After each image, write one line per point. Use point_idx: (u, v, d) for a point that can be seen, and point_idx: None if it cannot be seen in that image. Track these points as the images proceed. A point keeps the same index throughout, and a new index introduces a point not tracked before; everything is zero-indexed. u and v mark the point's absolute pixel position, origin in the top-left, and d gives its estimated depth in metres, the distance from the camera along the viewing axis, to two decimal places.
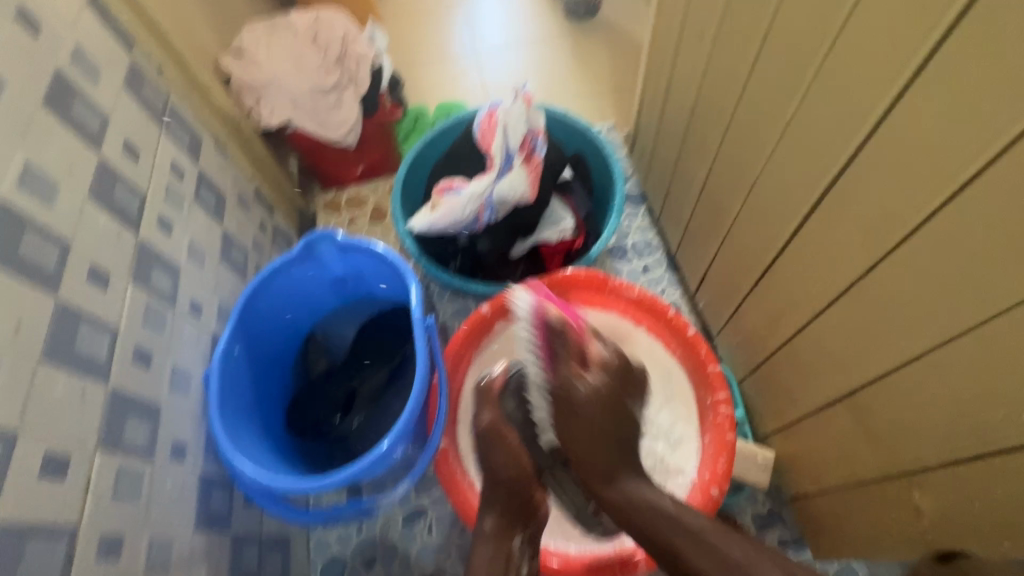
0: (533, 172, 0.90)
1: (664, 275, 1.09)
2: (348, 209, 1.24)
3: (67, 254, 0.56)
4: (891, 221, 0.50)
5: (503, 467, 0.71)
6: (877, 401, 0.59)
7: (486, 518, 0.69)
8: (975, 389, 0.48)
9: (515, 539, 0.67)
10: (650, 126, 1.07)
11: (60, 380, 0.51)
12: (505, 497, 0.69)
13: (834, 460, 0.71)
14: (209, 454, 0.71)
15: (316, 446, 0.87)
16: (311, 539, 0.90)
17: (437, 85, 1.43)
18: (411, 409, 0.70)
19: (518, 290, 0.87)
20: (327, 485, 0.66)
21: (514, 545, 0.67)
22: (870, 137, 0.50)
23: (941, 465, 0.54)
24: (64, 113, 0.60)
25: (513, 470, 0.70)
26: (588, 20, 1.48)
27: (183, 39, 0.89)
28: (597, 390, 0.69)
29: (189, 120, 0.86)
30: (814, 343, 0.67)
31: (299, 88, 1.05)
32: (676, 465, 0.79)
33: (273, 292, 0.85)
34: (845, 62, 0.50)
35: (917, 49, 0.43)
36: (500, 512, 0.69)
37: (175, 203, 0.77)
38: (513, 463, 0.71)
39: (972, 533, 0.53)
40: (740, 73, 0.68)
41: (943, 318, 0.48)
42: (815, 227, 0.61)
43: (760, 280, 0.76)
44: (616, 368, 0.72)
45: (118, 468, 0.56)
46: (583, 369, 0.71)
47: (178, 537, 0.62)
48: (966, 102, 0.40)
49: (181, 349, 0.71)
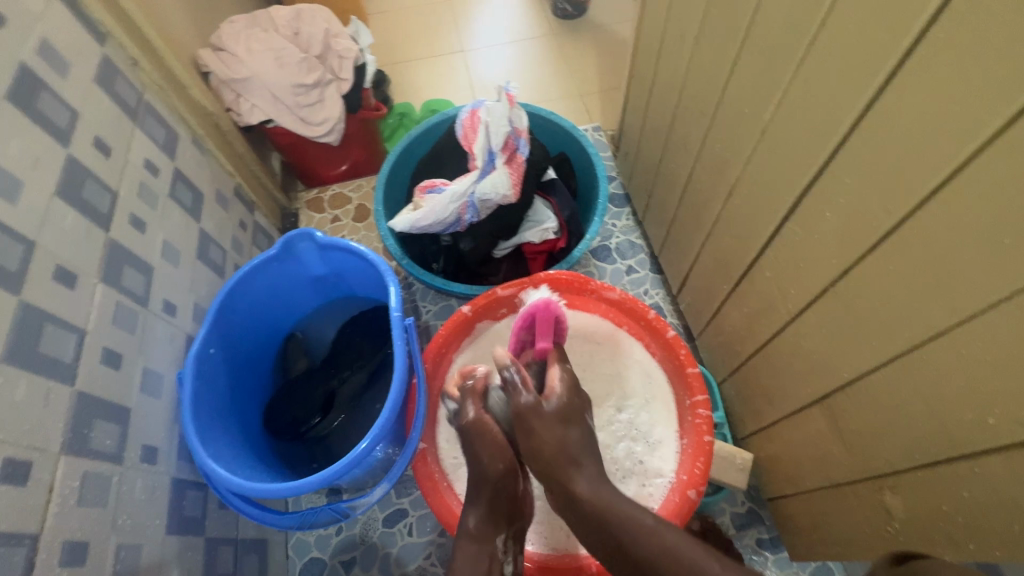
0: (515, 172, 0.88)
1: (647, 276, 1.09)
2: (331, 207, 1.23)
3: (31, 253, 0.55)
4: (864, 226, 0.51)
5: (491, 466, 0.69)
6: (851, 404, 0.60)
7: (470, 514, 0.68)
8: (943, 393, 0.48)
9: (499, 536, 0.66)
10: (634, 127, 1.07)
11: (22, 381, 0.50)
12: (489, 495, 0.68)
13: (810, 462, 0.71)
14: (182, 456, 0.70)
15: (294, 447, 0.86)
16: (290, 541, 0.89)
17: (423, 83, 1.42)
18: (389, 411, 0.69)
19: (499, 290, 0.87)
20: (301, 488, 0.65)
21: (497, 543, 0.66)
22: (843, 143, 0.50)
23: (912, 468, 0.54)
24: (29, 107, 0.58)
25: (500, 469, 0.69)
26: (576, 20, 1.48)
27: (160, 32, 0.87)
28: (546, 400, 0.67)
29: (165, 115, 0.85)
30: (791, 346, 0.68)
31: (280, 82, 1.02)
32: (655, 466, 0.79)
33: (251, 292, 0.83)
34: (820, 68, 0.51)
35: (889, 56, 0.43)
36: (487, 506, 0.68)
37: (150, 201, 0.76)
38: (501, 454, 0.70)
39: (941, 536, 0.53)
40: (720, 76, 0.68)
41: (913, 322, 0.49)
42: (792, 231, 0.61)
43: (739, 283, 0.76)
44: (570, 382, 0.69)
45: (84, 472, 0.55)
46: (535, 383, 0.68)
47: (148, 542, 0.61)
48: (934, 110, 0.41)
49: (153, 349, 0.70)
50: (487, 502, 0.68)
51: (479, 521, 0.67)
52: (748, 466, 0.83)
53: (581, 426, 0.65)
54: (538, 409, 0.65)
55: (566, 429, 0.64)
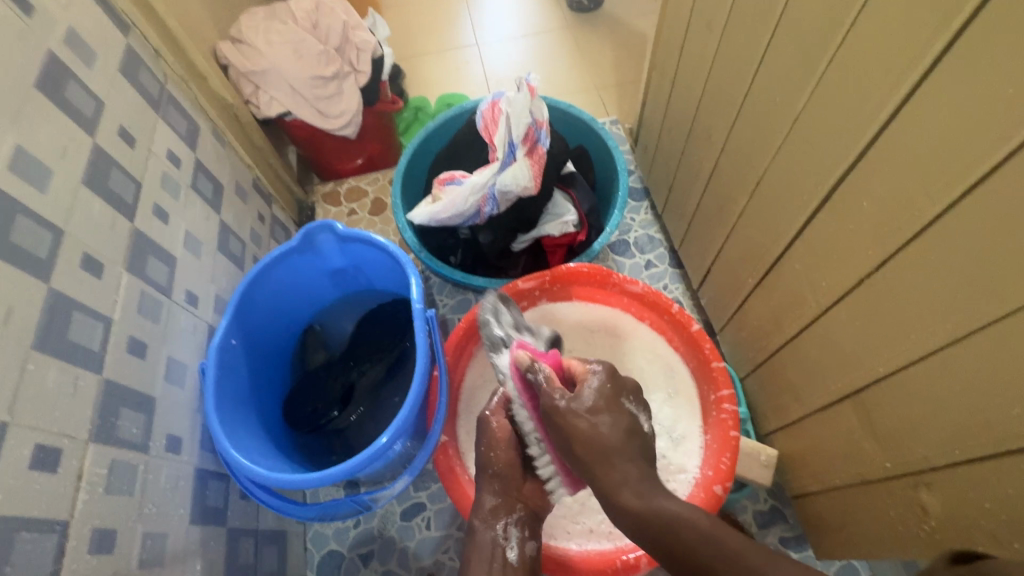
0: (535, 164, 0.87)
1: (666, 271, 1.08)
2: (347, 201, 1.23)
3: (60, 241, 0.55)
4: (905, 216, 0.49)
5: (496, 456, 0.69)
6: (884, 399, 0.59)
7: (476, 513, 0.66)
8: (986, 388, 0.47)
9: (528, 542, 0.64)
10: (654, 120, 1.05)
11: (52, 369, 0.50)
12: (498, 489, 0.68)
13: (838, 458, 0.70)
14: (205, 447, 0.70)
15: (314, 439, 0.86)
16: (309, 534, 0.89)
17: (439, 76, 1.41)
18: (411, 403, 0.69)
19: (521, 283, 0.85)
20: (325, 479, 0.65)
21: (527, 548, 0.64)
22: (882, 132, 0.49)
23: (952, 465, 0.53)
24: (57, 96, 0.59)
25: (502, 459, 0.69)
26: (592, 13, 1.47)
27: (182, 24, 0.87)
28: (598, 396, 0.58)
29: (186, 107, 0.85)
30: (820, 341, 0.66)
31: (298, 75, 1.02)
32: (678, 462, 0.78)
33: (270, 284, 0.83)
34: (859, 54, 0.49)
35: (935, 39, 0.42)
36: (501, 490, 0.68)
37: (172, 192, 0.76)
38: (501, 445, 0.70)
39: (980, 533, 0.52)
40: (749, 65, 0.67)
41: (956, 316, 0.47)
42: (824, 222, 0.60)
43: (766, 276, 0.75)
44: (609, 388, 0.59)
45: (112, 460, 0.55)
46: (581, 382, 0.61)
47: (172, 532, 0.61)
48: (987, 95, 0.39)
49: (176, 340, 0.70)
50: (495, 489, 0.67)
51: (494, 504, 0.67)
52: (772, 463, 0.82)
53: (616, 418, 0.57)
54: (566, 413, 0.58)
55: (609, 418, 0.57)
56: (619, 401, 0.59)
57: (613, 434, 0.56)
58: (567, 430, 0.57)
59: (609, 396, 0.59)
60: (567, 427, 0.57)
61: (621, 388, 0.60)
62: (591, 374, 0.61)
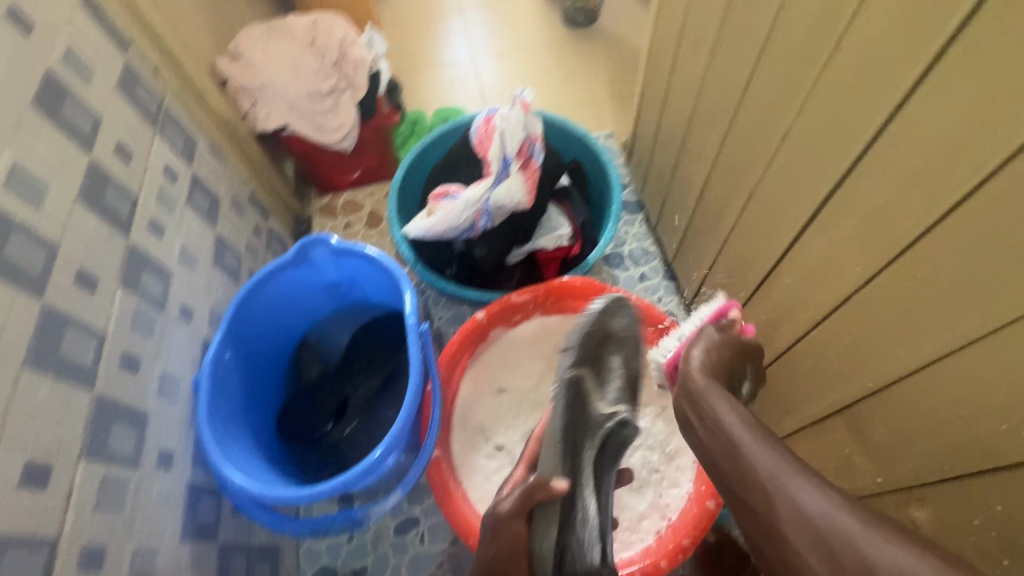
0: (529, 179, 0.89)
1: (661, 283, 1.08)
2: (344, 213, 1.23)
3: (54, 257, 0.55)
4: (890, 233, 0.50)
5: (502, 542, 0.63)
6: (874, 414, 0.59)
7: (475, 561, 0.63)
8: (971, 405, 0.48)
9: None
10: (648, 134, 1.06)
11: (45, 386, 0.50)
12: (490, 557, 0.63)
13: (830, 473, 0.70)
14: (197, 461, 0.70)
15: (307, 452, 0.86)
16: (302, 548, 0.89)
17: (435, 89, 1.43)
18: (404, 417, 0.69)
19: (514, 297, 0.87)
20: (317, 495, 0.64)
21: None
22: (867, 151, 0.50)
23: (941, 482, 0.53)
24: (55, 114, 0.59)
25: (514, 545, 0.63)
26: (587, 28, 1.49)
27: (181, 40, 0.88)
28: (715, 350, 0.62)
29: (183, 122, 0.86)
30: (811, 355, 0.67)
31: (296, 91, 1.03)
32: (671, 476, 0.79)
33: (265, 297, 0.83)
34: (845, 73, 0.50)
35: (917, 61, 0.43)
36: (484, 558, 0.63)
37: (168, 206, 0.76)
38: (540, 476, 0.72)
39: (970, 548, 0.52)
40: (739, 82, 0.68)
41: (940, 332, 0.48)
42: (813, 238, 0.61)
43: (757, 290, 0.75)
44: (727, 344, 0.63)
45: (102, 477, 0.54)
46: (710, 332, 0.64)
47: (163, 549, 0.61)
48: (963, 118, 0.41)
49: (170, 354, 0.70)
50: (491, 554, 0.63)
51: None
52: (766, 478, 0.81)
53: (731, 353, 0.62)
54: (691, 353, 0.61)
55: (708, 352, 0.61)
56: (730, 357, 0.62)
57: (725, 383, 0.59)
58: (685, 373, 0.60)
59: (721, 353, 0.61)
60: (683, 359, 0.61)
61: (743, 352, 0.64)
62: (703, 335, 0.65)
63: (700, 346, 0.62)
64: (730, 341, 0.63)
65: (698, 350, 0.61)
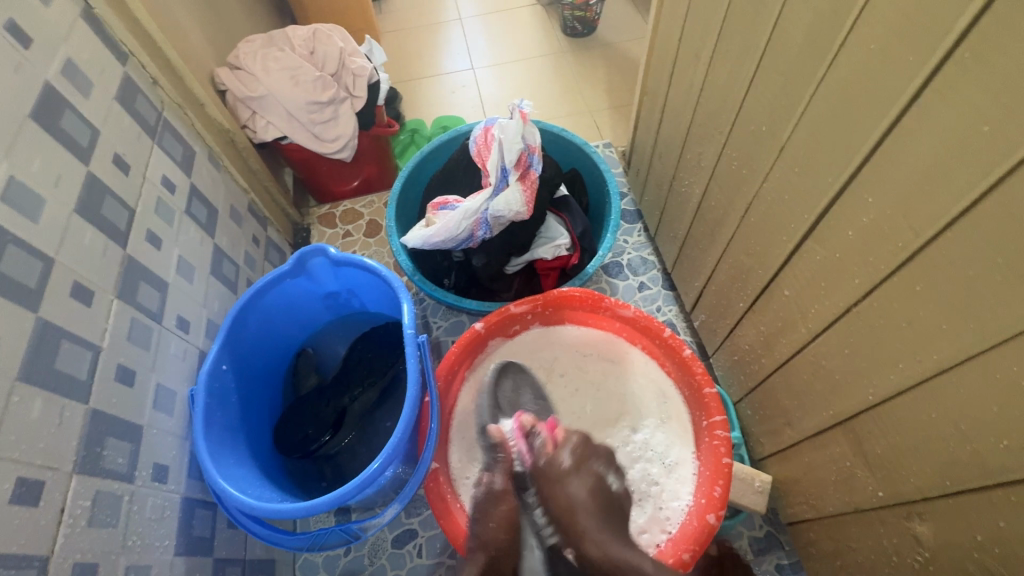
0: (527, 189, 0.88)
1: (660, 293, 1.08)
2: (342, 223, 1.23)
3: (50, 270, 0.55)
4: (889, 247, 0.50)
5: (487, 532, 0.67)
6: (874, 427, 0.59)
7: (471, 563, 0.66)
8: (972, 419, 0.47)
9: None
10: (646, 144, 1.06)
11: (38, 400, 0.50)
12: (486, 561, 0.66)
13: (830, 485, 0.70)
14: (193, 474, 0.69)
15: (304, 464, 0.85)
16: (298, 562, 0.88)
17: (435, 99, 1.44)
18: (402, 430, 0.68)
19: (512, 307, 0.87)
20: (313, 509, 0.63)
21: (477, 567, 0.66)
22: (864, 164, 0.50)
23: (943, 496, 0.53)
24: (53, 126, 0.59)
25: (498, 534, 0.67)
26: (586, 38, 1.50)
27: (181, 52, 0.88)
28: (575, 449, 0.68)
29: (182, 133, 0.86)
30: (810, 367, 0.67)
31: (295, 101, 1.03)
32: (672, 489, 0.77)
33: (262, 308, 0.83)
34: (841, 87, 0.50)
35: (914, 76, 0.43)
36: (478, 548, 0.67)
37: (166, 217, 0.76)
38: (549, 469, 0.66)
39: (972, 564, 0.52)
40: (736, 95, 0.69)
41: (941, 345, 0.48)
42: (811, 250, 0.61)
43: (756, 300, 0.75)
44: (579, 450, 0.68)
45: (95, 492, 0.54)
46: (561, 435, 0.70)
47: (156, 564, 0.60)
48: (962, 132, 0.40)
49: (166, 366, 0.69)
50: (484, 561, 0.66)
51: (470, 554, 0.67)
52: (766, 489, 0.81)
53: (596, 460, 0.68)
54: (544, 468, 0.67)
55: (577, 477, 0.65)
56: (586, 463, 0.67)
57: (574, 497, 0.64)
58: (547, 492, 0.65)
59: (571, 463, 0.67)
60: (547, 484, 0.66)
61: (592, 450, 0.69)
62: (568, 440, 0.69)
63: (548, 446, 0.70)
64: (578, 443, 0.69)
65: (564, 454, 0.67)
